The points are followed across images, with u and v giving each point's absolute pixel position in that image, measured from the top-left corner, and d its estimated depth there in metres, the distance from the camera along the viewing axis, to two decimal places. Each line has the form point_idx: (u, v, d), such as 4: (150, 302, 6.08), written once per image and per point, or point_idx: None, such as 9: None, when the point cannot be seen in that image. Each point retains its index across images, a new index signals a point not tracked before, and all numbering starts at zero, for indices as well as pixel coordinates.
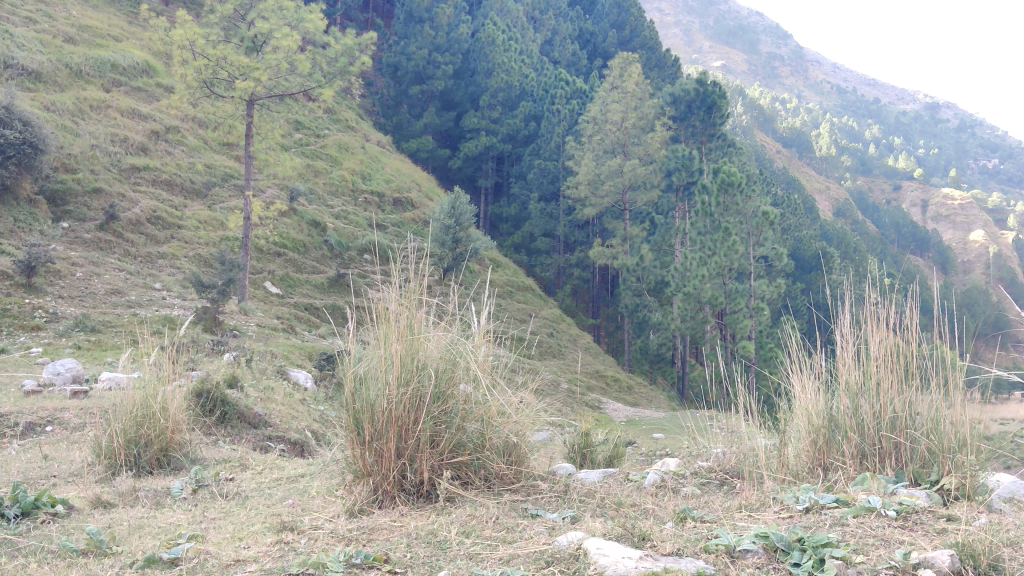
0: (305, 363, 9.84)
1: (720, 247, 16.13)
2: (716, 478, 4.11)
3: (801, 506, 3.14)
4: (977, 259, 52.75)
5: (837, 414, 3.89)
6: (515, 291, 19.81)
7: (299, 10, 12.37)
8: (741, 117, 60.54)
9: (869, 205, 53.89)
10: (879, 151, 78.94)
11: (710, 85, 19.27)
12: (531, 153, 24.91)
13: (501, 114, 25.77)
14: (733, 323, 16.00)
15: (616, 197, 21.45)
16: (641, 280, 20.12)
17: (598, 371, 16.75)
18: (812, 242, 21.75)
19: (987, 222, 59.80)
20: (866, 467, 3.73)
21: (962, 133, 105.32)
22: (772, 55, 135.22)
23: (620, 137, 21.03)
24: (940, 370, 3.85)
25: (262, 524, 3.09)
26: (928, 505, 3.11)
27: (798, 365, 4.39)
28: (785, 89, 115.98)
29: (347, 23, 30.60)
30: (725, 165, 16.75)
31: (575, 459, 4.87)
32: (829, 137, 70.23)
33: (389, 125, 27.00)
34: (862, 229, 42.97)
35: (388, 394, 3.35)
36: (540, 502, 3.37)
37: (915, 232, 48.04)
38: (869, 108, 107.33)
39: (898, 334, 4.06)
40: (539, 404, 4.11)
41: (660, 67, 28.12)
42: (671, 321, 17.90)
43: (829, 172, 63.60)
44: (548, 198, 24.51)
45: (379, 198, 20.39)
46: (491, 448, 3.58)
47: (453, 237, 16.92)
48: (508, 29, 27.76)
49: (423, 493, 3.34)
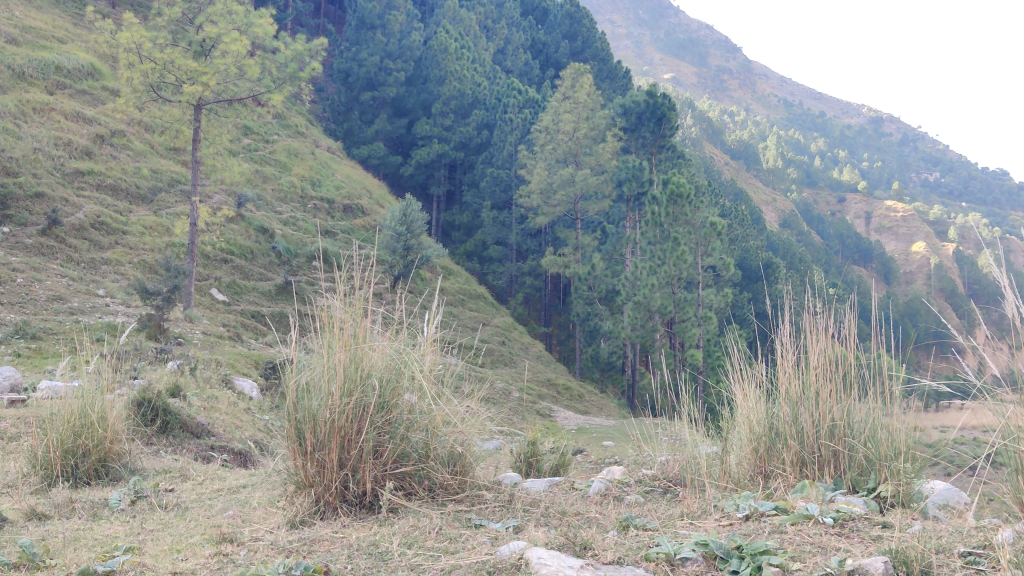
0: (252, 371, 9.72)
1: (669, 256, 16.30)
2: (659, 487, 4.14)
3: (741, 514, 3.18)
4: (918, 270, 54.01)
5: (777, 423, 3.94)
6: (467, 299, 19.78)
7: (249, 14, 12.25)
8: (690, 129, 61.26)
9: (814, 218, 54.89)
10: (824, 163, 80.46)
11: (660, 97, 19.44)
12: (483, 161, 24.91)
13: (453, 122, 25.79)
14: (682, 331, 16.19)
15: (568, 206, 21.61)
16: (593, 289, 20.18)
17: (549, 379, 16.76)
18: (758, 253, 22.08)
19: (929, 234, 61.29)
20: (805, 474, 3.78)
21: (904, 146, 107.69)
22: (722, 67, 137.14)
23: (571, 147, 21.17)
24: (876, 377, 3.94)
25: (201, 536, 3.04)
26: (865, 512, 3.16)
27: (739, 373, 4.45)
28: (734, 101, 117.69)
29: (298, 28, 30.36)
30: (675, 176, 16.87)
31: (521, 468, 4.85)
32: (777, 149, 71.38)
33: (339, 132, 26.79)
34: (808, 241, 43.67)
35: (330, 404, 3.32)
36: (484, 513, 3.36)
37: (858, 244, 49.01)
38: (814, 122, 109.32)
39: (838, 343, 4.14)
40: (485, 414, 4.09)
41: (611, 79, 28.31)
42: (621, 330, 18.01)
43: (776, 184, 64.64)
44: (500, 206, 24.53)
45: (329, 205, 20.25)
46: (435, 458, 3.57)
47: (405, 245, 16.82)
48: (461, 37, 27.76)
49: (366, 504, 3.31)
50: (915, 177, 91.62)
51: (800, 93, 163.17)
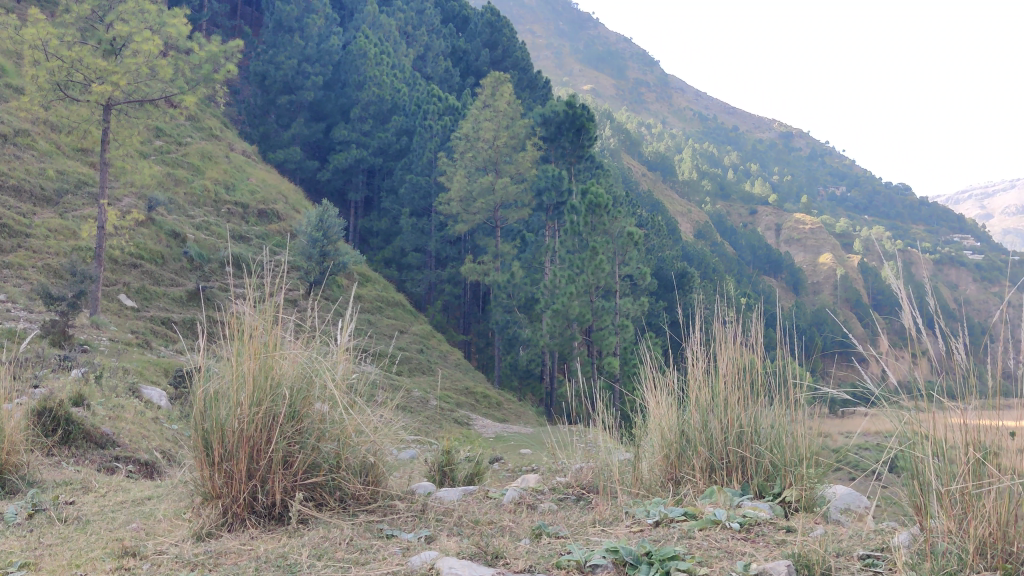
0: (161, 379, 9.47)
1: (588, 265, 16.47)
2: (573, 494, 4.18)
3: (651, 520, 3.23)
4: (825, 281, 55.75)
5: (687, 429, 4.01)
6: (385, 307, 19.62)
7: (162, 14, 11.98)
8: (609, 140, 62.04)
9: (727, 229, 56.18)
10: (737, 176, 82.41)
11: (579, 108, 19.62)
12: (402, 168, 24.76)
13: (373, 127, 25.63)
14: (599, 339, 16.41)
15: (487, 215, 21.66)
16: (512, 297, 20.22)
17: (467, 387, 16.70)
18: (674, 263, 22.47)
19: (836, 246, 63.29)
20: (714, 480, 3.86)
21: (813, 161, 111.11)
22: (639, 80, 139.36)
23: (491, 155, 21.21)
24: (783, 384, 4.04)
25: (102, 550, 2.94)
26: (770, 517, 3.24)
27: (652, 380, 4.51)
28: (651, 114, 119.69)
29: (213, 30, 29.75)
30: (593, 186, 17.03)
31: (436, 477, 4.81)
32: (692, 162, 72.82)
33: (255, 135, 26.24)
34: (722, 253, 44.66)
35: (239, 413, 3.26)
36: (396, 523, 3.33)
37: (769, 255, 50.30)
38: (728, 135, 111.85)
39: (746, 350, 4.23)
40: (399, 423, 4.05)
41: (532, 88, 28.48)
42: (540, 337, 18.07)
43: (691, 196, 65.93)
44: (419, 213, 24.42)
45: (244, 209, 19.87)
46: (347, 467, 3.53)
47: (321, 251, 16.58)
48: (381, 43, 27.59)
49: (275, 515, 3.26)
50: (823, 191, 94.48)
51: (714, 107, 166.97)
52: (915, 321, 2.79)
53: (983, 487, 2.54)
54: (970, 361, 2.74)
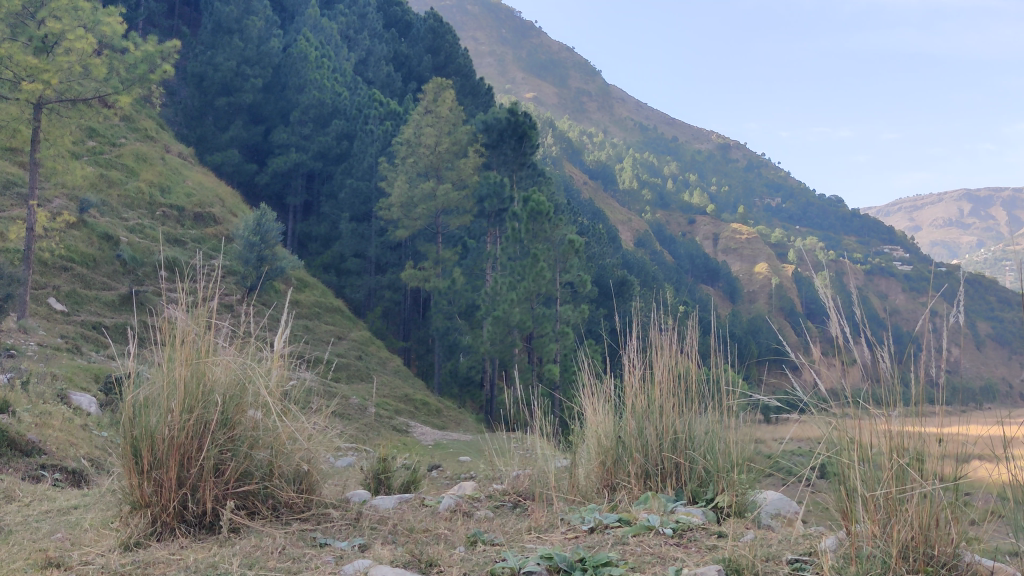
0: (91, 386, 9.24)
1: (529, 272, 16.56)
2: (509, 501, 4.18)
3: (586, 526, 3.25)
4: (761, 290, 56.84)
5: (623, 435, 4.04)
6: (324, 312, 19.41)
7: (96, 11, 11.73)
8: (551, 148, 62.37)
9: (666, 238, 56.85)
10: (677, 186, 83.56)
11: (521, 116, 19.72)
12: (343, 172, 24.57)
13: (313, 131, 25.38)
14: (540, 346, 16.57)
15: (428, 221, 21.59)
16: (453, 303, 20.15)
17: (407, 394, 16.58)
18: (613, 270, 22.68)
19: (770, 255, 64.45)
20: (649, 486, 3.91)
21: (751, 172, 113.18)
22: (582, 90, 140.45)
23: (433, 161, 21.15)
24: (715, 390, 4.10)
25: (23, 561, 2.86)
26: (702, 522, 3.29)
27: (589, 387, 4.55)
28: (593, 123, 120.69)
29: (150, 29, 29.21)
30: (535, 194, 17.14)
31: (371, 485, 4.77)
32: (632, 171, 73.63)
33: (192, 137, 25.77)
34: (661, 262, 45.19)
35: (169, 421, 3.20)
36: (330, 531, 3.30)
37: (707, 264, 51.08)
38: (667, 145, 113.34)
39: (680, 357, 4.28)
40: (334, 430, 4.02)
41: (474, 95, 28.54)
42: (481, 344, 18.01)
43: (632, 205, 66.58)
44: (359, 218, 24.22)
45: (179, 212, 19.50)
46: (280, 476, 3.49)
47: (257, 255, 16.35)
48: (322, 46, 27.36)
49: (206, 525, 3.21)
50: (759, 202, 96.22)
51: (654, 118, 169.05)
52: (842, 329, 2.86)
53: (907, 491, 2.61)
54: (895, 368, 2.82)
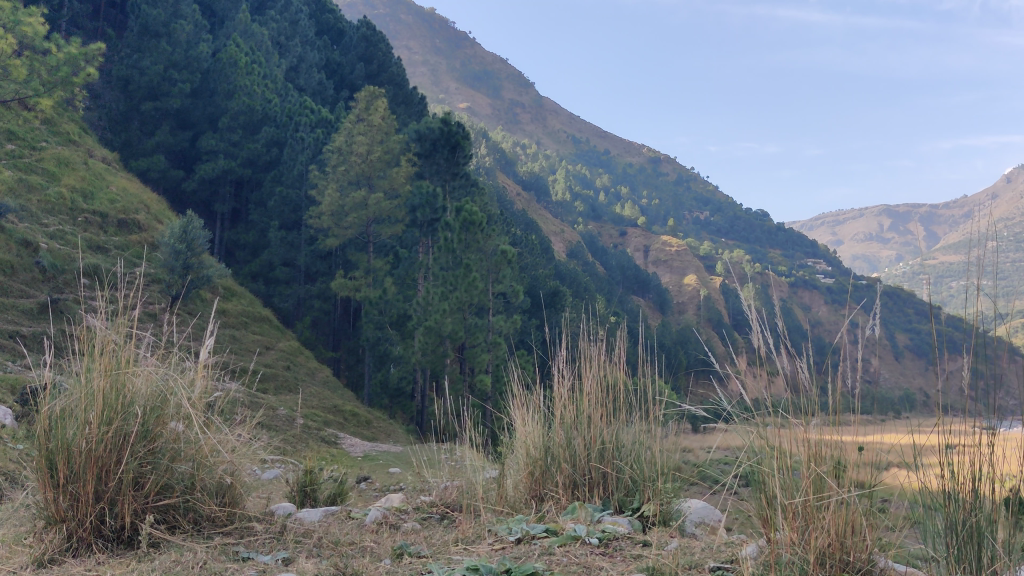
0: (7, 397, 8.92)
1: (461, 282, 16.56)
2: (436, 513, 4.17)
3: (513, 538, 3.26)
4: (689, 301, 57.91)
5: (552, 446, 4.06)
6: (251, 322, 19.07)
7: (17, 12, 11.38)
8: (485, 158, 62.49)
9: (598, 249, 57.42)
10: (609, 199, 84.52)
11: (454, 126, 19.78)
12: (273, 180, 24.24)
13: (242, 137, 25.00)
14: (472, 356, 16.58)
15: (359, 229, 21.43)
16: (383, 313, 19.99)
17: (336, 405, 16.40)
18: (545, 280, 22.85)
19: (699, 268, 65.60)
20: (577, 496, 3.94)
21: (681, 186, 115.07)
22: (516, 102, 141.24)
23: (365, 170, 21.00)
24: (643, 401, 4.14)
25: None
26: (628, 531, 3.32)
27: (518, 398, 4.55)
28: (526, 135, 121.37)
29: (73, 30, 28.40)
30: (468, 204, 17.14)
31: (296, 498, 4.71)
32: (564, 184, 74.23)
33: (116, 142, 25.11)
34: (593, 273, 45.65)
35: (87, 433, 3.11)
36: (253, 545, 3.25)
37: (637, 276, 51.79)
38: (600, 159, 114.62)
39: (609, 367, 4.31)
40: (258, 442, 3.95)
41: (407, 105, 28.55)
42: (412, 354, 17.91)
43: (565, 216, 67.09)
44: (289, 227, 23.92)
45: (102, 219, 19.01)
46: (202, 488, 3.43)
47: (184, 263, 16.02)
48: (253, 52, 26.95)
49: (124, 540, 3.14)
50: (689, 216, 97.95)
51: (587, 131, 170.69)
52: (764, 341, 2.90)
53: (825, 499, 2.67)
54: (815, 379, 2.89)
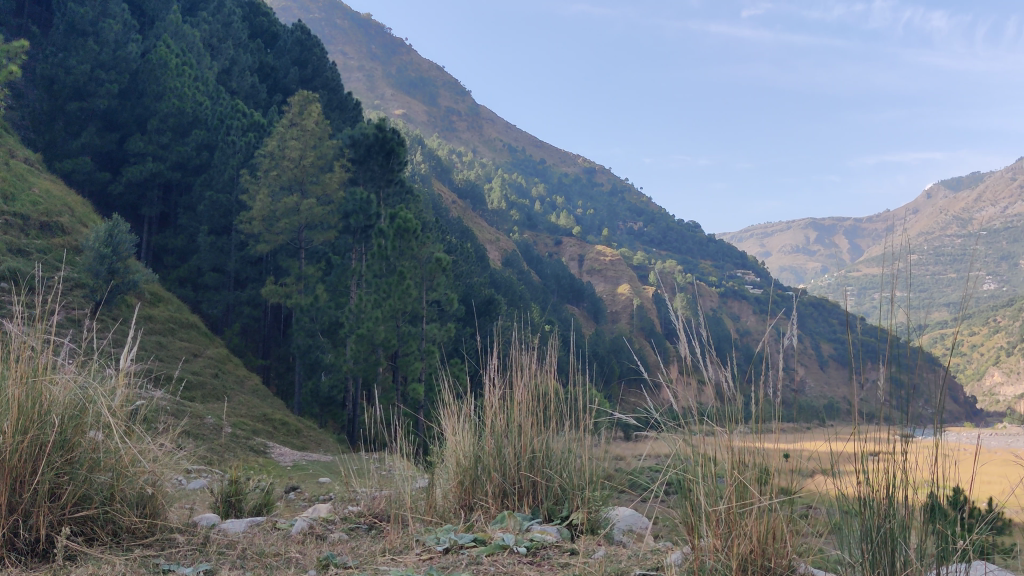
0: None
1: (394, 290, 16.48)
2: (364, 523, 4.13)
3: (440, 547, 3.25)
4: (623, 311, 58.62)
5: (482, 455, 4.06)
6: (178, 328, 18.63)
7: None
8: (420, 165, 62.23)
9: (533, 258, 57.64)
10: (544, 209, 85.01)
11: (389, 133, 19.69)
12: (202, 184, 23.74)
13: (171, 140, 24.45)
14: (405, 364, 16.54)
15: (290, 235, 21.05)
16: (315, 321, 19.71)
17: (265, 414, 16.13)
18: (479, 288, 22.85)
19: (632, 277, 66.33)
20: (506, 505, 3.95)
21: (615, 197, 116.35)
22: (452, 110, 141.07)
23: (297, 175, 20.72)
24: (574, 410, 4.17)
25: None
26: (557, 540, 3.34)
27: (448, 407, 4.53)
28: (462, 142, 121.31)
29: None
30: (402, 211, 16.92)
31: (221, 508, 4.63)
32: (500, 192, 74.33)
33: (39, 142, 24.30)
34: (528, 282, 45.85)
35: (2, 443, 3.01)
36: (175, 557, 3.18)
37: (572, 285, 52.22)
38: (536, 169, 115.21)
39: (541, 376, 4.31)
40: (181, 452, 3.87)
41: (342, 109, 28.92)
42: (343, 362, 17.71)
43: (500, 225, 67.23)
44: (219, 232, 23.75)
45: (23, 221, 18.41)
46: (122, 500, 3.34)
47: (109, 268, 15.58)
48: (184, 53, 26.36)
49: (39, 553, 3.03)
50: (623, 227, 99.14)
51: (522, 140, 171.51)
52: (692, 350, 2.94)
53: (747, 506, 2.72)
54: (738, 388, 2.95)
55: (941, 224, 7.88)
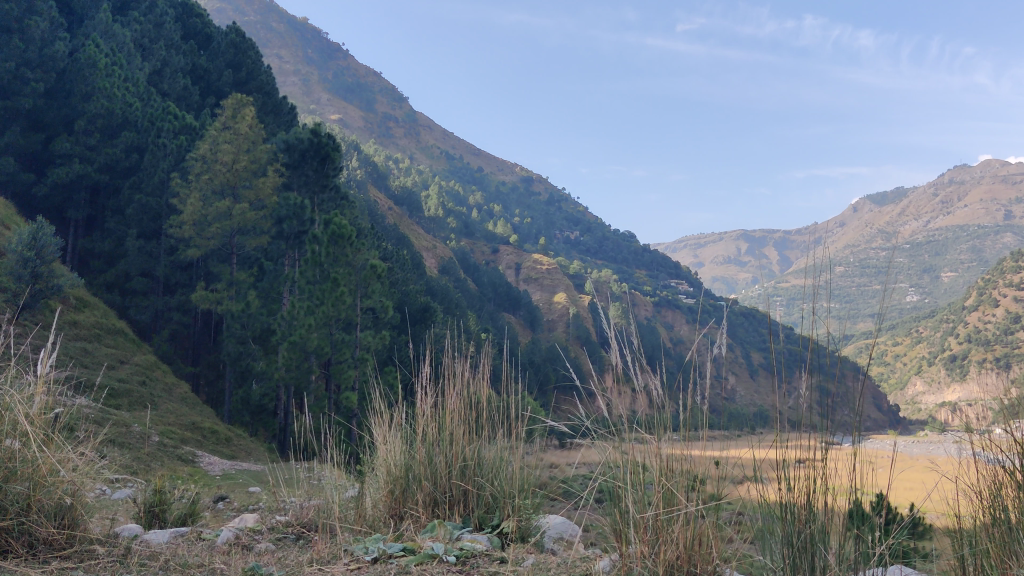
0: None
1: (327, 297, 16.24)
2: (292, 533, 4.09)
3: (368, 557, 3.23)
4: (559, 319, 58.97)
5: (412, 464, 4.03)
6: (105, 334, 18.15)
7: None
8: (357, 171, 61.69)
9: (469, 266, 57.58)
10: (482, 217, 85.00)
11: (324, 138, 19.54)
12: (131, 187, 23.22)
13: (99, 141, 23.86)
14: (338, 373, 16.40)
15: (222, 240, 20.64)
16: (246, 328, 19.39)
17: (194, 422, 15.81)
18: (416, 296, 22.77)
19: (568, 286, 66.71)
20: (437, 514, 3.93)
21: (552, 206, 116.97)
22: (389, 116, 140.29)
23: (229, 179, 20.43)
24: (507, 419, 4.18)
25: None
26: (486, 548, 3.35)
27: (379, 415, 4.50)
28: (399, 149, 120.76)
29: None
30: (336, 217, 16.70)
31: (144, 518, 4.53)
32: (437, 199, 74.09)
33: None
34: (465, 290, 45.81)
35: None
36: (94, 569, 3.09)
37: (508, 293, 52.39)
38: (473, 176, 115.17)
39: (473, 384, 4.31)
40: (102, 460, 3.77)
41: (275, 113, 28.63)
42: (275, 370, 17.46)
43: (437, 232, 67.01)
44: (148, 236, 23.07)
45: None
46: (39, 510, 3.25)
47: (32, 272, 15.12)
48: (114, 53, 25.75)
49: None
50: (560, 236, 99.74)
51: (461, 147, 171.40)
52: (623, 358, 2.97)
53: (673, 513, 2.76)
54: (666, 395, 2.99)
55: (866, 236, 8.11)
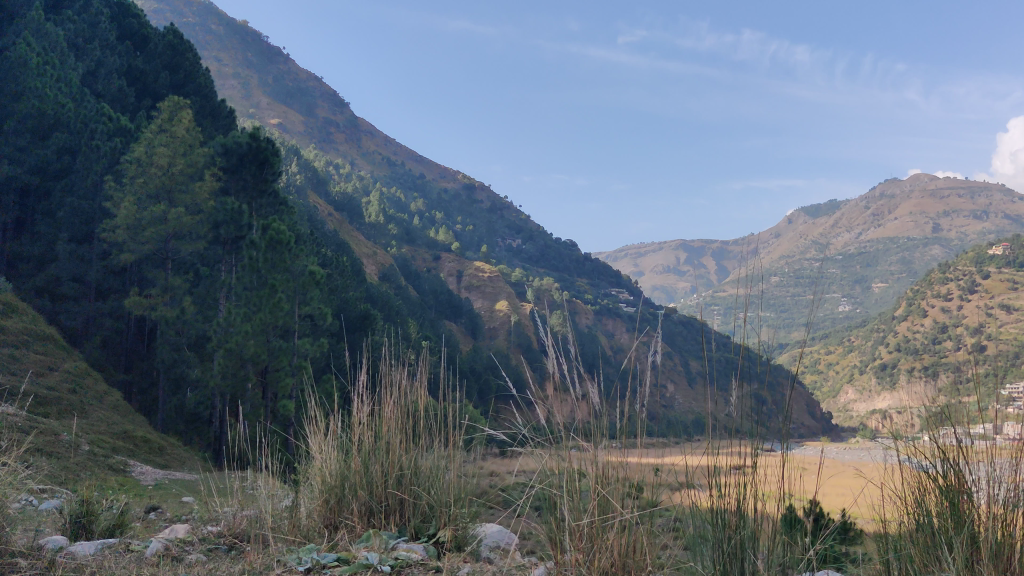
0: None
1: (265, 303, 16.10)
2: (224, 544, 4.02)
3: (302, 567, 3.20)
4: (499, 327, 59.14)
5: (348, 474, 3.99)
6: (33, 340, 17.65)
7: None
8: (297, 177, 61.02)
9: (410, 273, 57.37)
10: (422, 224, 84.81)
11: (263, 142, 19.36)
12: (63, 189, 22.63)
13: (30, 142, 23.17)
14: (274, 380, 16.26)
15: (157, 245, 20.22)
16: (181, 334, 19.06)
17: (125, 431, 15.46)
18: (355, 302, 22.66)
19: (510, 294, 66.96)
20: (373, 523, 3.91)
21: (494, 213, 117.31)
22: (330, 121, 139.25)
23: (165, 182, 20.08)
24: (444, 427, 4.17)
25: None
26: (422, 558, 3.35)
27: (314, 423, 4.46)
28: (340, 154, 119.87)
29: None
30: (275, 222, 16.50)
31: (71, 531, 4.42)
32: (378, 205, 73.72)
33: None
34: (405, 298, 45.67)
35: None
36: None
37: (449, 301, 52.40)
38: (414, 182, 114.90)
39: (409, 394, 4.30)
40: (26, 471, 3.66)
41: (213, 116, 28.10)
42: (210, 377, 17.18)
43: (377, 239, 66.64)
44: (80, 239, 22.52)
45: None
46: None
47: None
48: (46, 51, 25.06)
49: None
50: (502, 242, 100.08)
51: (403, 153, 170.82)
52: (559, 366, 2.98)
53: (608, 520, 2.79)
54: (604, 404, 3.01)
55: (797, 246, 8.32)
